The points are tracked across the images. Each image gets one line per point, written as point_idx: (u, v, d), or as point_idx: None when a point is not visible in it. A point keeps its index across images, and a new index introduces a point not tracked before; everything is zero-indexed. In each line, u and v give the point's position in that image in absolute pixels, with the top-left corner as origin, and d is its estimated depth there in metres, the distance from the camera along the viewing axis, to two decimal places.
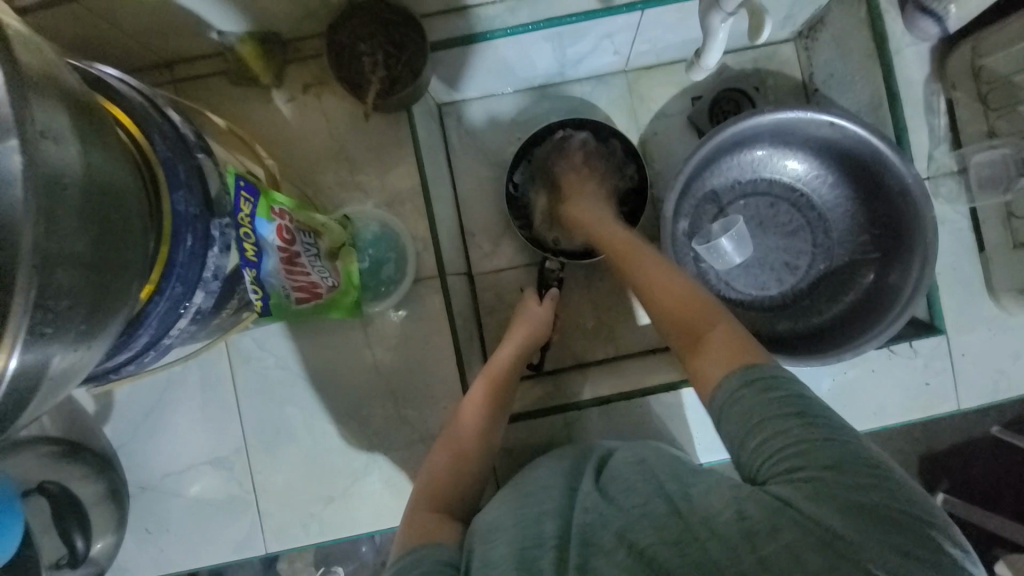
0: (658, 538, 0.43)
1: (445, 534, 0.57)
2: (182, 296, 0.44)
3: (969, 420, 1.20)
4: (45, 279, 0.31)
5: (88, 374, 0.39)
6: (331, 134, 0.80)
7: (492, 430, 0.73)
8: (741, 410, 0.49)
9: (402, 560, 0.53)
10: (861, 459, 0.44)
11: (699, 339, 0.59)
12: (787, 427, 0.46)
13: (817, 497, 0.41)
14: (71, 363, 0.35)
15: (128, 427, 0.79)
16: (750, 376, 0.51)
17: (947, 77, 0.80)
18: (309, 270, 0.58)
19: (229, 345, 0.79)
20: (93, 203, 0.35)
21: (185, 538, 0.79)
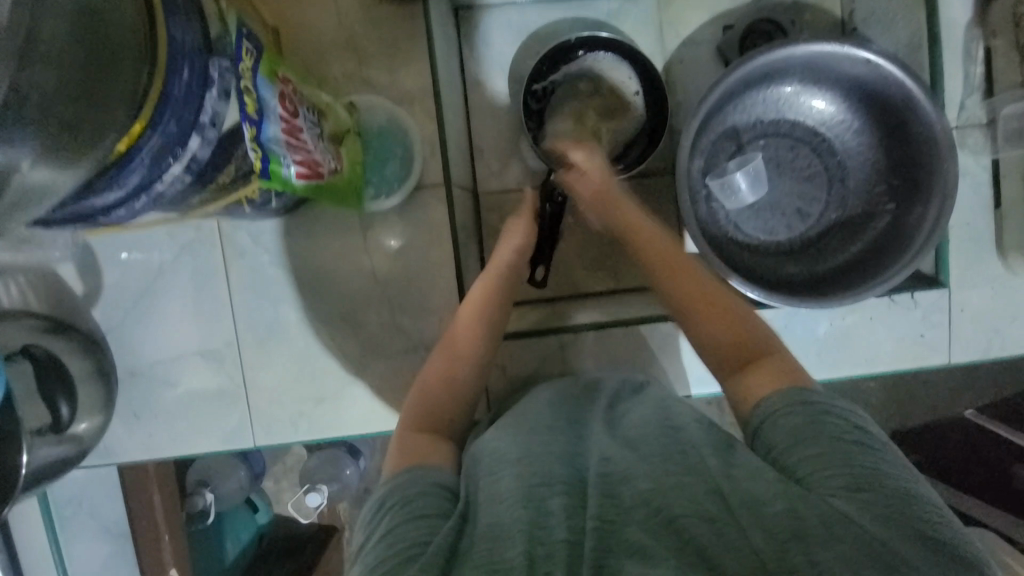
0: (684, 509, 0.46)
1: (437, 458, 0.59)
2: (176, 138, 0.41)
3: (950, 402, 1.24)
4: (22, 70, 0.28)
5: (58, 196, 0.36)
6: (339, 22, 0.74)
7: (490, 349, 0.70)
8: (788, 429, 0.53)
9: (400, 481, 0.55)
10: (916, 496, 0.47)
11: (749, 363, 0.61)
12: (839, 446, 0.50)
13: (873, 519, 0.45)
14: (41, 181, 0.33)
15: (118, 312, 0.78)
16: (800, 402, 0.55)
17: (989, 23, 0.78)
18: (309, 146, 0.55)
19: (222, 236, 0.77)
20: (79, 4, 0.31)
21: (173, 425, 0.80)
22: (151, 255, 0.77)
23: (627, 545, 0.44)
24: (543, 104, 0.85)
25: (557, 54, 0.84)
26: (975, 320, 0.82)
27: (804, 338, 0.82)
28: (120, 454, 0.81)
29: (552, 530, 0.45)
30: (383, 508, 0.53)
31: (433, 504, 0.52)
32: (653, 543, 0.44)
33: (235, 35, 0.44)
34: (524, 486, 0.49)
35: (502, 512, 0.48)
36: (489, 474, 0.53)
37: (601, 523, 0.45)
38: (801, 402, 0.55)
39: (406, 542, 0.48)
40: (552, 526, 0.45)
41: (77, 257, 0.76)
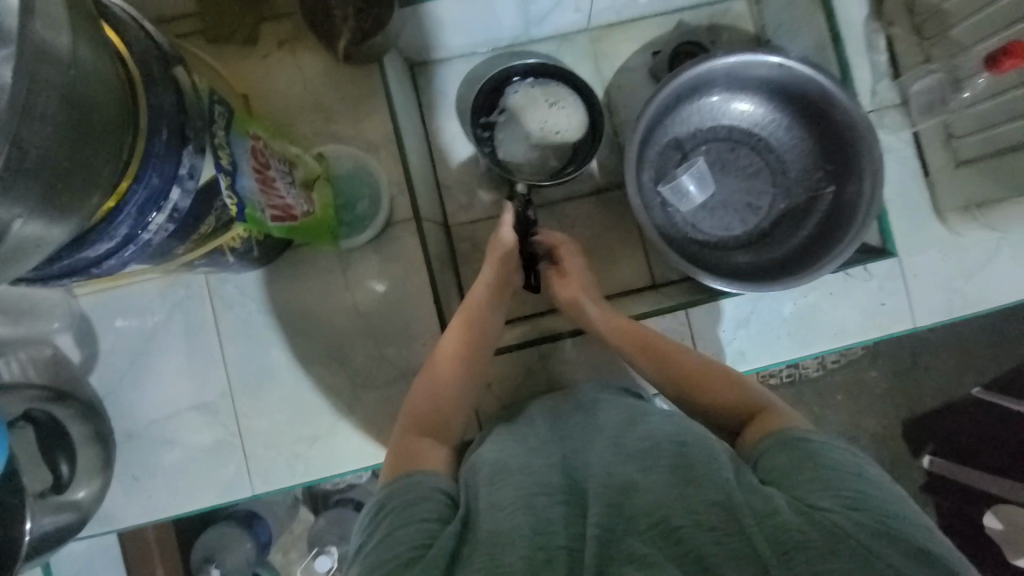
0: (684, 518, 0.44)
1: (433, 463, 0.61)
2: (159, 189, 0.47)
3: (951, 382, 1.26)
4: (23, 126, 0.33)
5: (48, 248, 0.40)
6: (305, 87, 0.83)
7: (472, 365, 0.74)
8: (784, 461, 0.53)
9: (395, 486, 0.56)
10: (907, 513, 0.46)
11: (748, 420, 0.62)
12: (826, 473, 0.50)
13: (867, 534, 0.43)
14: (31, 235, 0.37)
15: (114, 375, 0.81)
16: (787, 437, 0.55)
17: (885, 15, 0.86)
18: (282, 192, 0.62)
19: (210, 290, 0.81)
20: (72, 79, 0.37)
21: (171, 482, 0.81)
22: (145, 319, 0.81)
23: (626, 553, 0.42)
24: (493, 133, 0.93)
25: (490, 84, 0.92)
26: (931, 283, 0.86)
27: (772, 320, 0.86)
28: (120, 520, 0.81)
29: (552, 536, 0.44)
30: (383, 510, 0.53)
31: (433, 509, 0.53)
32: (651, 551, 0.42)
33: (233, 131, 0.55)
34: (523, 494, 0.49)
35: (503, 520, 0.47)
36: (489, 484, 0.53)
37: (601, 530, 0.44)
38: (794, 440, 0.55)
39: (409, 546, 0.48)
40: (554, 530, 0.45)
41: (74, 327, 0.81)
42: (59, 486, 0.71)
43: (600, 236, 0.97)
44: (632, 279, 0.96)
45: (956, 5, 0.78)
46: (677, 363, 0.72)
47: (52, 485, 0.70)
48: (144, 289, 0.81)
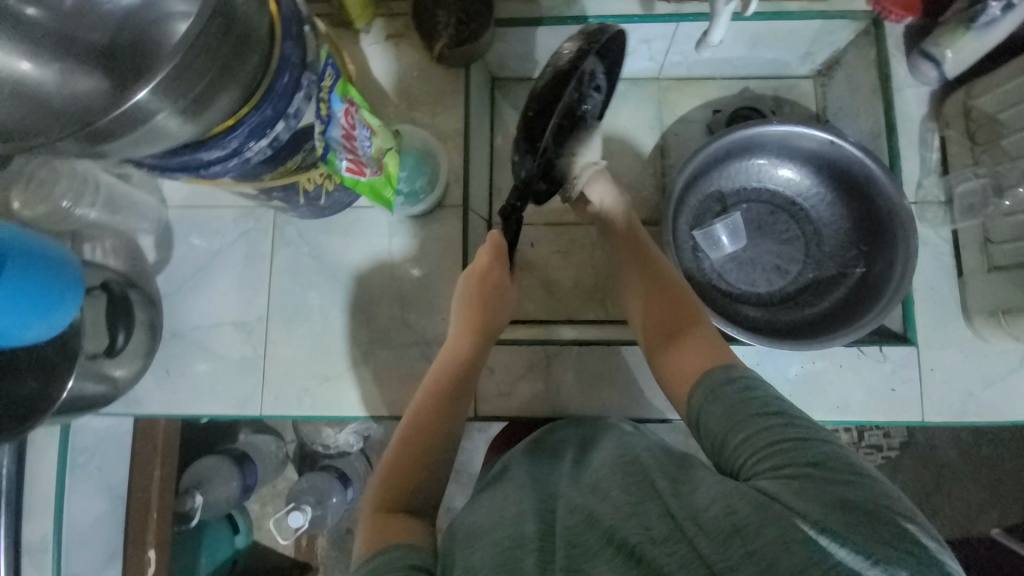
0: (639, 534, 0.44)
1: (414, 535, 0.55)
2: (269, 119, 0.57)
3: (970, 515, 1.19)
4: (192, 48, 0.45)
5: (175, 142, 0.51)
6: (399, 77, 0.95)
7: (456, 411, 0.69)
8: (714, 415, 0.55)
9: (370, 565, 0.51)
10: (841, 458, 0.47)
11: (687, 352, 0.63)
12: (768, 427, 0.51)
13: (795, 490, 0.44)
14: (167, 127, 0.48)
15: (177, 280, 0.92)
16: (724, 377, 0.57)
17: (942, 116, 0.89)
18: (359, 151, 0.71)
19: (275, 228, 0.92)
20: (224, 19, 0.47)
21: (198, 383, 0.90)
22: (215, 240, 0.93)
23: None
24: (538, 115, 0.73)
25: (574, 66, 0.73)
26: (947, 380, 0.85)
27: (777, 378, 0.87)
28: (144, 405, 0.91)
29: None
30: None
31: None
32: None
33: (323, 60, 0.62)
34: (498, 552, 0.47)
35: (474, 557, 0.48)
36: (466, 546, 0.50)
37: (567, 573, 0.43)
38: (713, 387, 0.56)
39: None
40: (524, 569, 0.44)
41: (156, 232, 0.93)
42: (110, 352, 0.81)
43: None
44: None
45: (1010, 118, 0.81)
46: (652, 275, 0.73)
47: (106, 350, 0.81)
48: (221, 214, 0.93)
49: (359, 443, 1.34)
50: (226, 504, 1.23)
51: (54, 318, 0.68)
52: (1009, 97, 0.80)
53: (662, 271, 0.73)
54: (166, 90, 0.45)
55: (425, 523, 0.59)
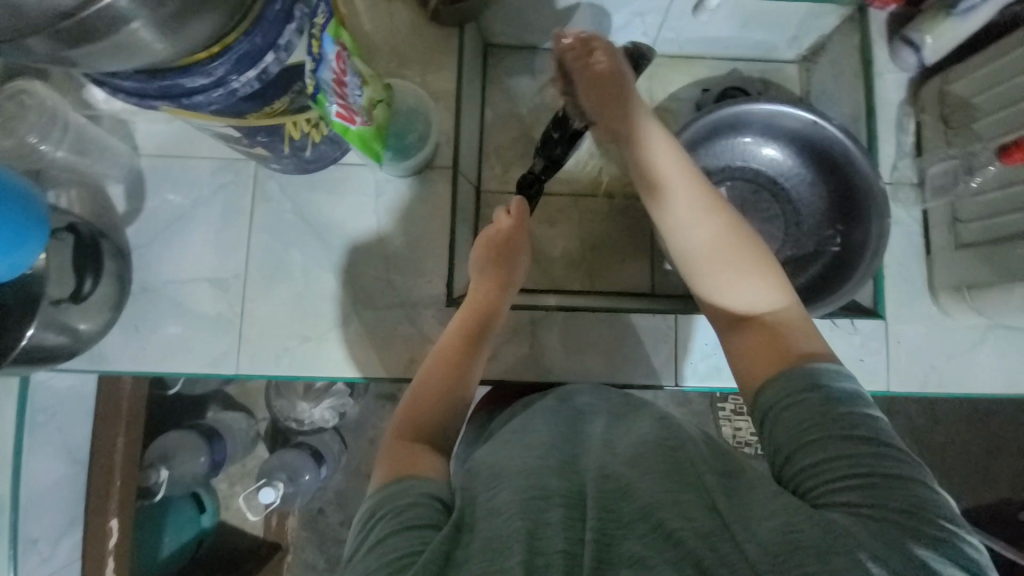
0: (681, 521, 0.44)
1: (433, 468, 0.55)
2: (258, 49, 0.55)
3: None
4: None
5: (154, 52, 0.48)
6: (391, 34, 0.93)
7: (468, 381, 0.66)
8: (788, 417, 0.51)
9: (391, 488, 0.51)
10: (934, 509, 0.44)
11: (761, 341, 0.58)
12: (845, 453, 0.47)
13: (875, 534, 0.42)
14: (144, 38, 0.45)
15: (149, 232, 0.88)
16: (808, 390, 0.51)
17: (919, 102, 0.93)
18: (348, 97, 0.68)
19: (256, 182, 0.89)
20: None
21: (171, 342, 0.87)
22: (191, 193, 0.89)
23: (625, 558, 0.42)
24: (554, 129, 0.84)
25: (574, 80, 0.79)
26: (911, 354, 0.90)
27: None
28: (112, 361, 0.88)
29: (550, 541, 0.43)
30: (374, 516, 0.49)
31: (427, 514, 0.48)
32: (651, 554, 0.42)
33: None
34: (521, 498, 0.47)
35: (500, 502, 0.48)
36: (487, 489, 0.50)
37: (599, 536, 0.44)
38: (794, 389, 0.52)
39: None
40: (550, 536, 0.43)
41: (127, 181, 0.88)
42: (76, 298, 0.77)
43: (613, 237, 1.04)
44: (633, 282, 1.02)
45: (983, 101, 0.84)
46: (718, 249, 0.63)
47: (71, 294, 0.76)
48: (198, 166, 0.89)
49: (335, 419, 1.29)
50: (190, 480, 1.19)
51: (16, 258, 0.64)
52: (983, 82, 0.84)
53: (734, 244, 0.63)
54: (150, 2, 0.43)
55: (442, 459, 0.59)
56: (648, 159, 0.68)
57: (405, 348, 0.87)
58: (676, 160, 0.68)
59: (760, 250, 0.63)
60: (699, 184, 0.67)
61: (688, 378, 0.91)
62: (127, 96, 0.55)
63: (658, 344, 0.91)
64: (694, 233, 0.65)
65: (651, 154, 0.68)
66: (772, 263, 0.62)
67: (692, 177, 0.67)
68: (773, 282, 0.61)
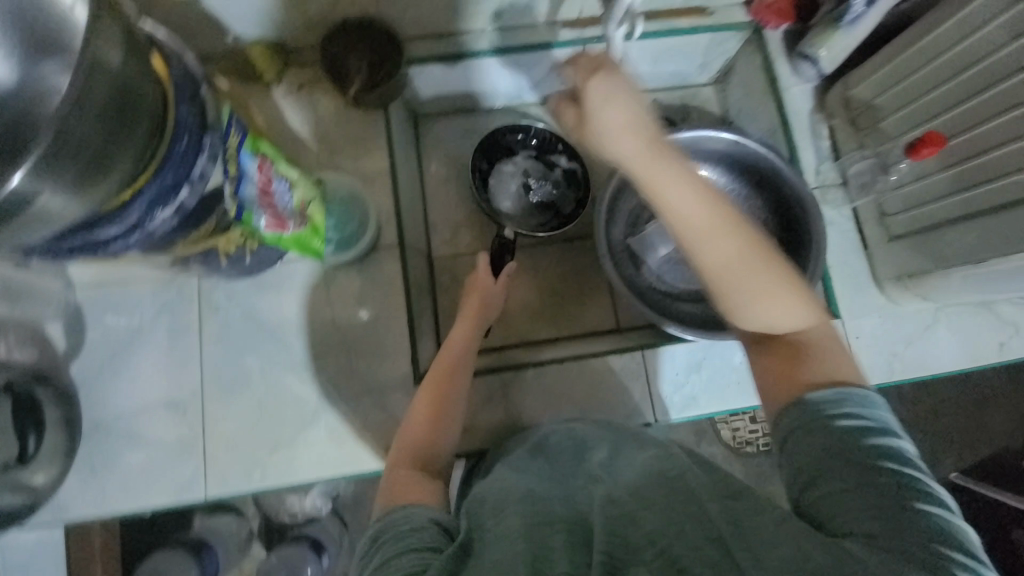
0: (685, 547, 0.42)
1: (423, 493, 0.55)
2: (171, 187, 0.55)
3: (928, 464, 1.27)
4: (63, 135, 0.42)
5: (62, 222, 0.48)
6: (317, 124, 0.94)
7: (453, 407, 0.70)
8: (809, 442, 0.51)
9: (384, 520, 0.51)
10: (961, 548, 0.42)
11: (785, 360, 0.58)
12: (860, 479, 0.47)
13: (889, 567, 0.40)
14: (50, 209, 0.45)
15: (94, 365, 0.85)
16: (825, 415, 0.52)
17: (827, 109, 0.98)
18: (277, 204, 0.68)
19: (201, 295, 0.87)
20: (96, 69, 0.43)
21: (131, 477, 0.83)
22: (133, 316, 0.86)
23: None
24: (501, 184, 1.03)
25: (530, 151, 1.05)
26: (874, 346, 0.92)
27: (724, 368, 0.91)
28: (72, 511, 0.82)
29: (555, 564, 0.41)
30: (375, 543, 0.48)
31: (429, 537, 0.47)
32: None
33: (227, 119, 0.59)
34: (529, 522, 0.46)
35: (503, 549, 0.43)
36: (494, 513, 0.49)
37: (608, 559, 0.42)
38: (815, 408, 0.53)
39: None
40: (555, 559, 0.41)
41: (64, 316, 0.86)
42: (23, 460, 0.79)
43: (572, 281, 1.05)
44: (599, 321, 1.03)
45: (885, 102, 0.89)
46: (751, 272, 0.58)
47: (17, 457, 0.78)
48: (138, 287, 0.87)
49: (327, 505, 1.23)
50: None
51: None
52: (881, 84, 0.88)
53: (762, 262, 0.58)
54: (45, 174, 0.43)
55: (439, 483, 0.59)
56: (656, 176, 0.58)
57: (378, 435, 0.85)
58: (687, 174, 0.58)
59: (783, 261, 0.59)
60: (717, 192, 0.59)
61: (669, 411, 0.91)
62: (47, 253, 0.55)
63: (633, 382, 0.91)
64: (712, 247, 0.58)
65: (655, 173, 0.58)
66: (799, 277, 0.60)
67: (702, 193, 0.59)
68: (797, 300, 0.59)
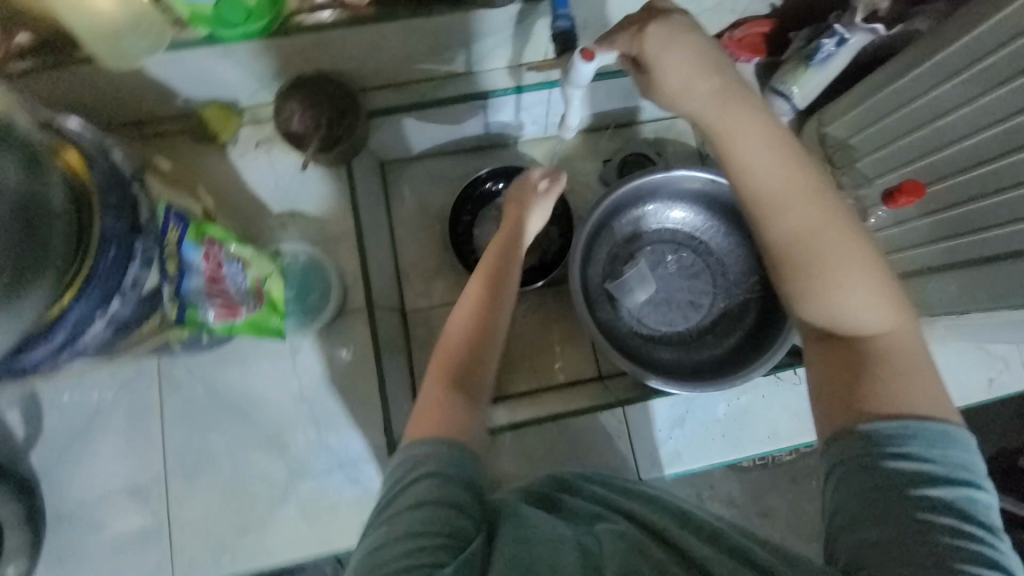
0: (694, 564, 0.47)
1: (455, 420, 0.58)
2: (100, 301, 0.51)
3: None
4: None
5: None
6: (276, 184, 0.91)
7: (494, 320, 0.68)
8: (857, 480, 0.47)
9: (415, 450, 0.55)
10: None
11: (853, 364, 0.53)
12: (907, 531, 0.43)
13: None
14: None
15: (54, 453, 0.81)
16: (886, 449, 0.47)
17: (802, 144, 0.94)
18: (228, 289, 0.65)
19: (160, 372, 0.83)
20: None
21: (97, 569, 0.79)
22: (91, 397, 0.82)
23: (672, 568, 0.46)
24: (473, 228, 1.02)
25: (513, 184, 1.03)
26: None
27: (706, 420, 0.89)
28: None
29: None
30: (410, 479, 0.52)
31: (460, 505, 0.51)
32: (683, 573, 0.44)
33: (163, 215, 0.57)
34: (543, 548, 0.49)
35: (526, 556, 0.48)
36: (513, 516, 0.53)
37: None
38: (874, 442, 0.48)
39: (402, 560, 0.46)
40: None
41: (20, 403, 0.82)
42: None
43: (549, 330, 1.02)
44: (579, 371, 1.00)
45: (861, 142, 0.85)
46: (829, 247, 0.56)
47: None
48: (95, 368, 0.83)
49: None
50: None
51: None
52: (855, 124, 0.85)
53: (844, 243, 0.56)
54: None
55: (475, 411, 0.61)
56: (736, 140, 0.59)
57: (353, 510, 0.82)
58: (770, 143, 0.59)
59: (867, 251, 0.56)
60: (801, 169, 0.58)
61: (660, 466, 0.88)
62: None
63: (616, 440, 0.88)
64: (787, 221, 0.57)
65: (735, 138, 0.59)
66: (881, 268, 0.56)
67: (783, 165, 0.59)
68: (881, 294, 0.54)
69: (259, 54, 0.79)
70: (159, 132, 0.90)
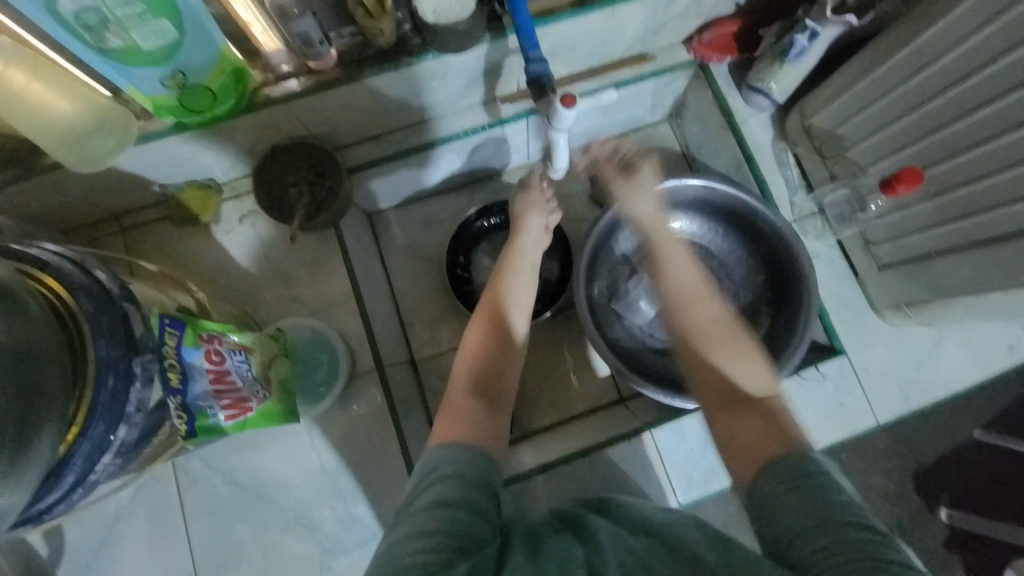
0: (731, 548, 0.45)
1: (473, 431, 0.58)
2: (105, 434, 0.49)
3: None
4: None
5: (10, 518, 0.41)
6: (266, 256, 0.89)
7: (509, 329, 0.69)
8: (786, 504, 0.48)
9: (439, 452, 0.55)
10: None
11: (762, 419, 0.57)
12: (842, 532, 0.44)
13: None
14: None
15: (78, 567, 0.78)
16: (801, 470, 0.50)
17: (788, 137, 0.93)
18: (236, 385, 0.63)
19: (175, 467, 0.81)
20: None
21: None
22: (108, 504, 0.80)
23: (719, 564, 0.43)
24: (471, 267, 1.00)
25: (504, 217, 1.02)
26: (883, 378, 0.88)
27: None
28: None
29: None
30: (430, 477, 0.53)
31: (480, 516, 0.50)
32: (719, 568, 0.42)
33: (158, 327, 0.55)
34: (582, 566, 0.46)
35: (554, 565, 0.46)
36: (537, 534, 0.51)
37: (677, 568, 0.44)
38: (795, 466, 0.50)
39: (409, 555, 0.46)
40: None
41: None
42: None
43: (562, 358, 1.00)
44: (599, 395, 0.99)
45: (848, 131, 0.84)
46: (721, 331, 0.67)
47: None
48: None
49: None
50: None
51: None
52: (839, 114, 0.84)
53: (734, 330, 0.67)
54: None
55: (498, 418, 0.62)
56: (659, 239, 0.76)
57: None
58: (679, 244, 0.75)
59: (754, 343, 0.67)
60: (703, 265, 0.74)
61: (695, 486, 0.87)
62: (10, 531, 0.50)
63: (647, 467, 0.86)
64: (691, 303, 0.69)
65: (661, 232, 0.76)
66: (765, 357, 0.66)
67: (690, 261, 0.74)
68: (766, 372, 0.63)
69: (229, 132, 0.77)
70: (140, 221, 0.88)
